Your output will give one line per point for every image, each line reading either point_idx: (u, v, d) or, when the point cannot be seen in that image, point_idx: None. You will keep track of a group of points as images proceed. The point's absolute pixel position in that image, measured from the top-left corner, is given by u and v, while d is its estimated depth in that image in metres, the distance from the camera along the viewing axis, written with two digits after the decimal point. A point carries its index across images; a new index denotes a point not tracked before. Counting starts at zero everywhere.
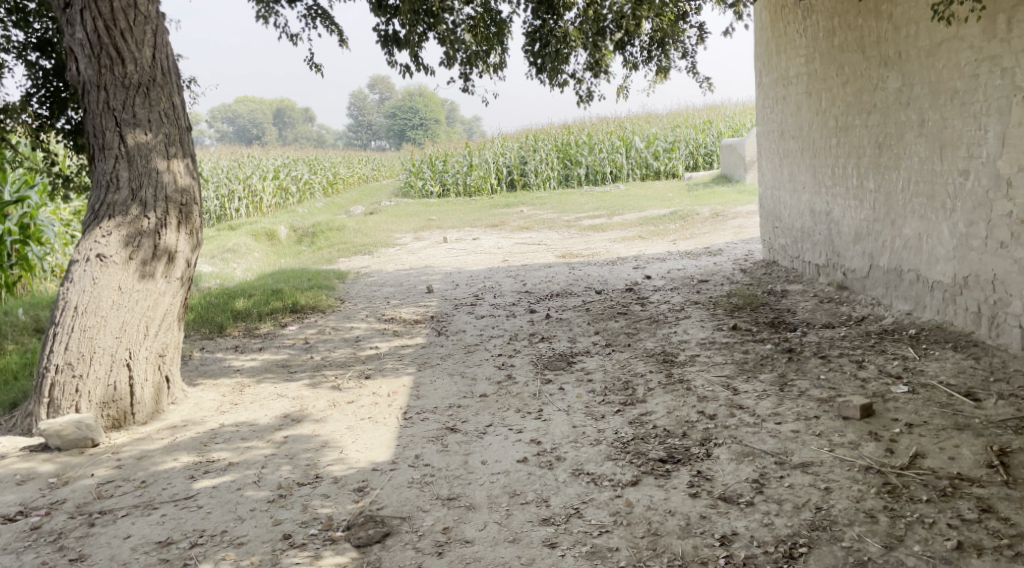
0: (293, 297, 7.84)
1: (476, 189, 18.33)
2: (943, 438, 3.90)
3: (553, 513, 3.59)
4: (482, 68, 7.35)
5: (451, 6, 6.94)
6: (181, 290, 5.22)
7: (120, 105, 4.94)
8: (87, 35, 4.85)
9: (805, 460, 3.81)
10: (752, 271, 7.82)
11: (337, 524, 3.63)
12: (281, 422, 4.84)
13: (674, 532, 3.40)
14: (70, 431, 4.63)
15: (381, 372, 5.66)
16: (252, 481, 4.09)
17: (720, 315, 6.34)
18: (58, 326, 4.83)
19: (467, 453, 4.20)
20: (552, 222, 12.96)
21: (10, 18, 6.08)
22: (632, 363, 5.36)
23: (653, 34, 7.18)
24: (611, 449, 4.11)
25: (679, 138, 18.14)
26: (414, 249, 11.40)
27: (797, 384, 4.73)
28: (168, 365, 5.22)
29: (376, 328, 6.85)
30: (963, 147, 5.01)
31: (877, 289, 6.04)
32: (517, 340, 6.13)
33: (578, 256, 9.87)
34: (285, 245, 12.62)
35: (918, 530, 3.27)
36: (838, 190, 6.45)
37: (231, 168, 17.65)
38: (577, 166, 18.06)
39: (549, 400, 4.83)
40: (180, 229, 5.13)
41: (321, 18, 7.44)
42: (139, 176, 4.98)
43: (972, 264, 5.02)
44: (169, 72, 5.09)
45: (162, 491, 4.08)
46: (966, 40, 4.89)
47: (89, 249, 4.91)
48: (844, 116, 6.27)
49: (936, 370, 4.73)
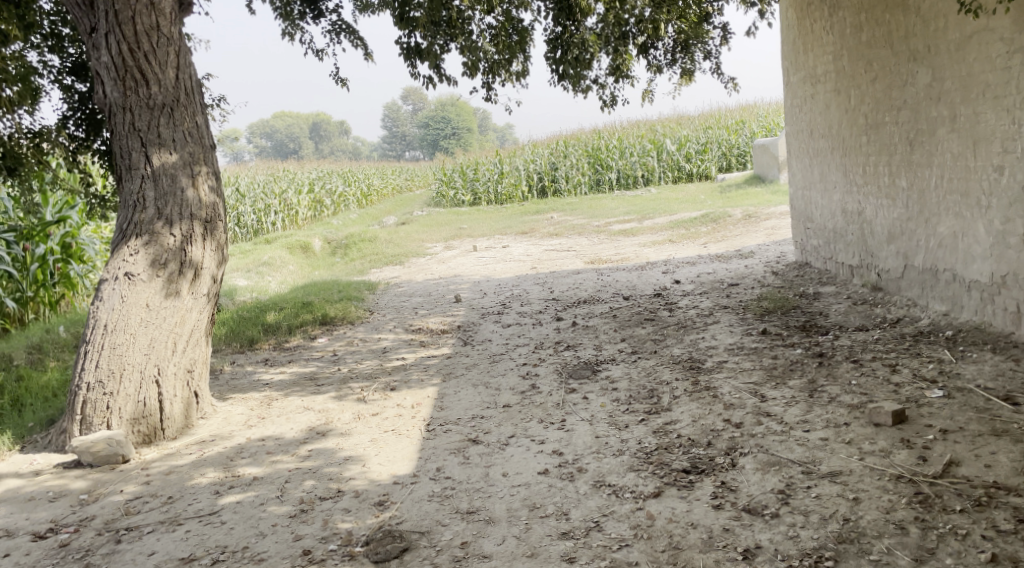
0: (322, 309, 7.87)
1: (507, 197, 18.34)
2: (979, 444, 3.76)
3: (573, 526, 3.54)
4: (505, 77, 7.32)
5: (472, 16, 6.92)
6: (208, 306, 5.26)
7: (146, 126, 5.00)
8: (112, 58, 4.91)
9: (833, 470, 3.70)
10: (784, 273, 7.68)
11: (357, 540, 3.62)
12: (306, 436, 4.85)
13: (696, 545, 3.32)
14: (101, 447, 4.68)
15: (406, 384, 5.64)
16: (275, 496, 4.09)
17: (749, 319, 6.22)
18: (89, 344, 4.88)
19: (489, 465, 4.17)
20: (582, 228, 12.88)
21: (45, 43, 6.21)
22: (658, 370, 5.28)
23: (676, 36, 7.07)
24: (634, 460, 4.04)
25: (712, 140, 17.91)
26: (444, 259, 11.40)
27: (827, 390, 4.61)
28: (196, 381, 5.26)
29: (403, 339, 6.85)
30: (997, 142, 4.86)
31: (912, 290, 5.88)
32: (543, 349, 6.08)
33: (608, 261, 9.77)
34: (319, 257, 12.71)
35: (951, 542, 3.15)
36: (870, 189, 6.30)
37: (267, 182, 17.87)
38: (609, 170, 17.94)
39: (572, 410, 4.77)
40: (205, 244, 5.17)
41: (345, 33, 7.50)
42: (165, 195, 5.03)
43: (1010, 262, 4.86)
44: (192, 91, 5.15)
45: (187, 506, 4.10)
46: (997, 32, 4.76)
47: (118, 268, 4.97)
48: (873, 113, 6.13)
49: (973, 373, 4.58)
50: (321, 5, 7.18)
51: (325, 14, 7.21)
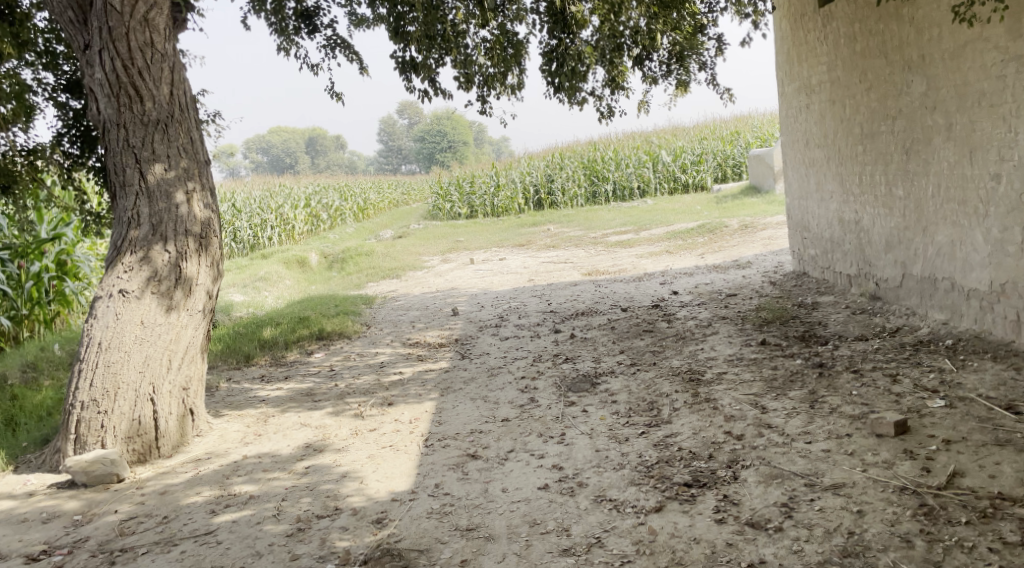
0: (319, 324, 7.83)
1: (503, 209, 18.33)
2: (982, 454, 3.73)
3: (574, 543, 3.49)
4: (500, 90, 7.31)
5: (466, 29, 6.91)
6: (203, 322, 5.21)
7: (140, 141, 4.97)
8: (106, 74, 4.89)
9: (837, 482, 3.67)
10: (782, 282, 7.66)
11: (355, 559, 3.56)
12: (303, 452, 4.80)
13: (699, 560, 3.28)
14: (96, 467, 4.63)
15: (404, 398, 5.59)
16: (272, 515, 4.04)
17: (749, 329, 6.19)
18: (83, 362, 4.84)
19: (488, 480, 4.12)
20: (579, 239, 12.88)
21: (39, 61, 6.17)
22: (658, 383, 5.24)
23: (670, 48, 7.05)
24: (634, 474, 3.99)
25: (707, 151, 17.93)
26: (441, 272, 11.35)
27: (828, 400, 4.57)
28: (192, 398, 5.21)
29: (400, 353, 6.81)
30: (994, 150, 4.85)
31: (911, 299, 5.86)
32: (541, 361, 6.04)
33: (605, 273, 9.74)
34: (316, 271, 12.67)
35: (958, 555, 3.12)
36: (867, 198, 6.29)
37: (263, 197, 17.84)
38: (605, 182, 17.91)
39: (572, 423, 4.73)
40: (200, 260, 5.13)
41: (340, 48, 7.48)
42: (159, 211, 5.00)
43: (1009, 270, 4.85)
44: (187, 107, 5.13)
45: (183, 526, 4.05)
46: (991, 41, 4.77)
47: (112, 285, 4.93)
48: (869, 122, 6.12)
49: (975, 383, 4.55)
50: (316, 19, 7.17)
51: (320, 29, 7.20)
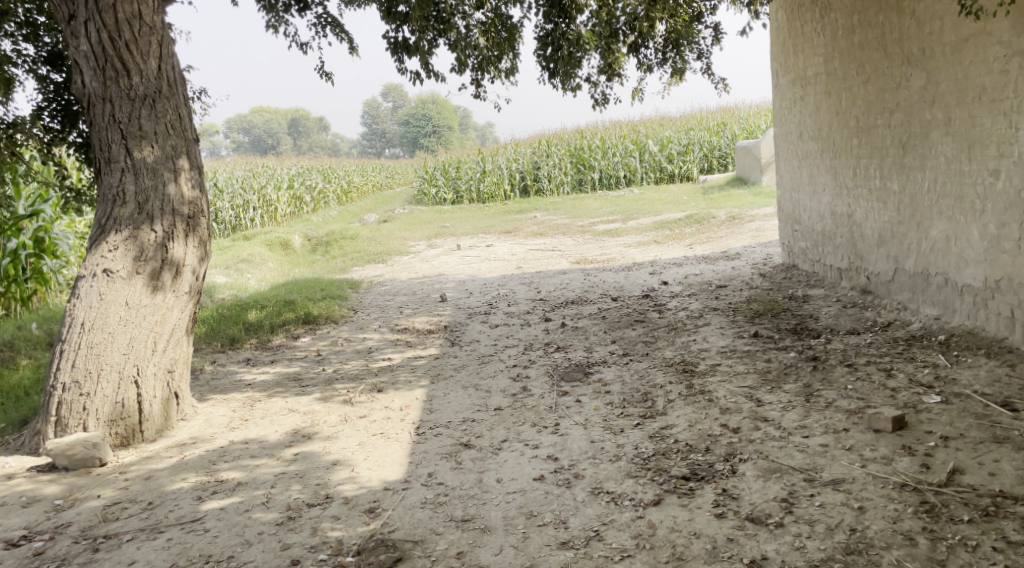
0: (305, 308, 7.71)
1: (489, 196, 18.17)
2: (981, 452, 3.71)
3: (573, 536, 3.44)
4: (494, 73, 7.19)
5: (462, 11, 6.80)
6: (190, 305, 5.09)
7: (126, 117, 4.82)
8: (92, 46, 4.74)
9: (836, 477, 3.64)
10: (772, 274, 7.64)
11: (347, 549, 3.49)
12: (291, 439, 4.71)
13: (700, 556, 3.24)
14: (77, 450, 4.52)
15: (393, 385, 5.51)
16: (262, 502, 3.95)
17: (740, 321, 6.15)
18: (65, 343, 4.72)
19: (482, 471, 4.06)
20: (566, 227, 12.82)
21: (20, 32, 5.99)
22: (651, 373, 5.19)
23: (666, 34, 6.98)
24: (631, 466, 3.94)
25: (693, 141, 17.91)
26: (428, 257, 11.24)
27: (823, 395, 4.54)
28: (177, 381, 5.09)
29: (388, 339, 6.72)
30: (994, 145, 4.82)
31: (903, 294, 5.85)
32: (532, 350, 5.98)
33: (593, 262, 9.68)
34: (300, 254, 12.50)
35: (961, 554, 3.09)
36: (861, 192, 6.26)
37: (246, 178, 17.60)
38: (591, 170, 17.86)
39: (565, 413, 4.67)
40: (188, 241, 5.01)
41: (330, 27, 7.35)
42: (146, 190, 4.86)
43: (1004, 267, 4.83)
44: (175, 82, 4.97)
45: (169, 513, 3.95)
46: (995, 35, 4.72)
47: (96, 264, 4.79)
48: (865, 115, 6.09)
49: (970, 379, 4.54)
50: None
51: (312, 7, 7.05)
